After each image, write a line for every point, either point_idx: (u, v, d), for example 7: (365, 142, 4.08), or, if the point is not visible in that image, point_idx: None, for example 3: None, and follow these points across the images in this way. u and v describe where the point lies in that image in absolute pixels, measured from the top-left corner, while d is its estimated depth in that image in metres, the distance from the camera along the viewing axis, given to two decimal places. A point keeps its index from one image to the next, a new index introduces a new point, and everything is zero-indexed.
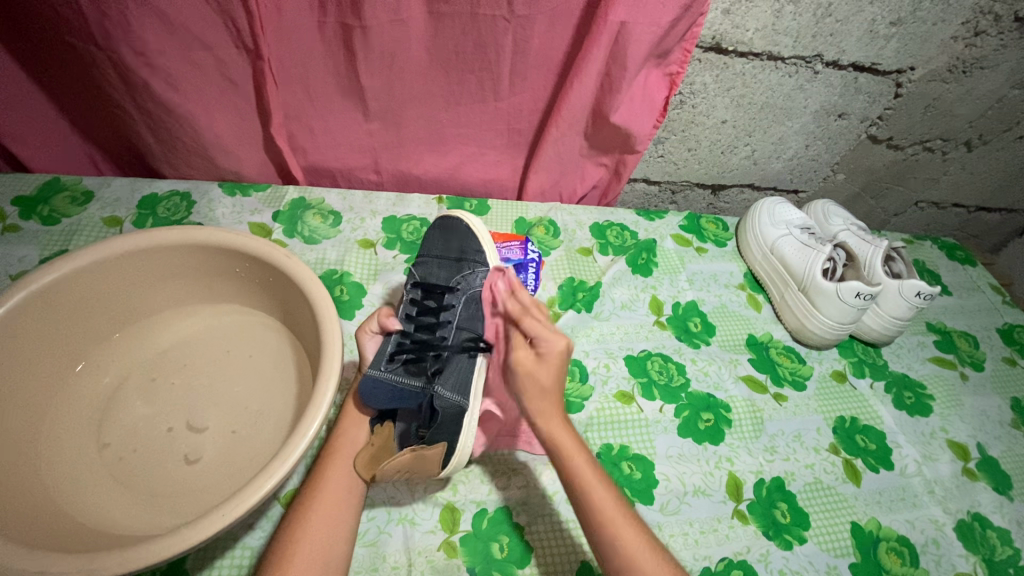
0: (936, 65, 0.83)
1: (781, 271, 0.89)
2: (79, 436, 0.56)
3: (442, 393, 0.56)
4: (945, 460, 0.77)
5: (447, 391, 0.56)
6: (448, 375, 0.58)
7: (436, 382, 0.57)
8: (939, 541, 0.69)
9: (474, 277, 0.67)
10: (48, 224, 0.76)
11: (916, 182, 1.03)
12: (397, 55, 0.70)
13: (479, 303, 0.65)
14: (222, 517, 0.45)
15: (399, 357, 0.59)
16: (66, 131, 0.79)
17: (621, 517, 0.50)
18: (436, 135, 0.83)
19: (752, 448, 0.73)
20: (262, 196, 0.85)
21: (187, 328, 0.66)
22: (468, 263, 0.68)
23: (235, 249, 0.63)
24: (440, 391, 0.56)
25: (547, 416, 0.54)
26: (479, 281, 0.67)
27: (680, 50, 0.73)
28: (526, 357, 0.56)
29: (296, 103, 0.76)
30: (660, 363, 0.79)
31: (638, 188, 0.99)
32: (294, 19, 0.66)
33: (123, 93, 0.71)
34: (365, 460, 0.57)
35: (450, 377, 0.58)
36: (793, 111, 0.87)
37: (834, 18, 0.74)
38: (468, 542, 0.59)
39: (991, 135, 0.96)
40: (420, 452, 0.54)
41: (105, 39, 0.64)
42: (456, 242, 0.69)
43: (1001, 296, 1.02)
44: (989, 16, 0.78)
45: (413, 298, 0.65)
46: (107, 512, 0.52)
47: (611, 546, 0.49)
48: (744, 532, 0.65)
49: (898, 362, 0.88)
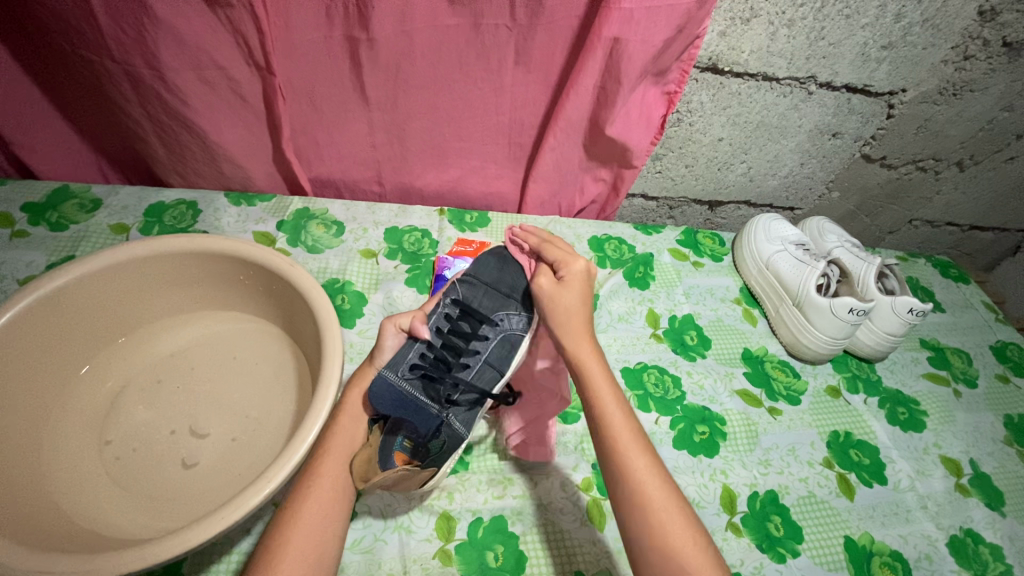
0: (927, 88, 0.86)
1: (776, 286, 0.90)
2: (81, 438, 0.57)
3: (449, 417, 0.58)
4: (938, 475, 0.78)
5: (455, 421, 0.58)
6: (458, 406, 0.59)
7: (449, 410, 0.58)
8: (932, 557, 0.70)
9: (514, 320, 0.64)
10: (56, 230, 0.77)
11: (910, 200, 1.05)
12: (402, 70, 0.72)
13: (511, 346, 0.63)
14: (222, 519, 0.46)
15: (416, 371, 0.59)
16: (77, 140, 0.81)
17: (636, 447, 0.51)
18: (439, 148, 0.84)
19: (746, 460, 0.73)
20: (267, 205, 0.87)
21: (190, 334, 0.67)
22: (513, 303, 0.66)
23: (239, 257, 0.65)
24: (447, 420, 0.58)
25: (579, 346, 0.56)
26: (517, 325, 0.64)
27: (678, 70, 0.76)
28: (547, 283, 0.61)
29: (303, 116, 0.78)
30: (656, 376, 0.79)
31: (636, 203, 1.01)
32: (303, 34, 0.68)
33: (135, 104, 0.73)
34: (360, 464, 0.56)
35: (460, 411, 0.59)
36: (788, 130, 0.89)
37: (827, 41, 0.76)
38: (463, 551, 0.60)
39: (983, 156, 0.98)
40: (413, 474, 0.55)
41: (118, 53, 0.66)
42: (509, 279, 0.67)
43: (994, 314, 1.03)
44: (978, 41, 0.80)
45: (448, 315, 0.64)
46: (105, 514, 0.53)
47: (627, 471, 0.50)
48: (738, 544, 0.65)
49: (892, 378, 0.89)
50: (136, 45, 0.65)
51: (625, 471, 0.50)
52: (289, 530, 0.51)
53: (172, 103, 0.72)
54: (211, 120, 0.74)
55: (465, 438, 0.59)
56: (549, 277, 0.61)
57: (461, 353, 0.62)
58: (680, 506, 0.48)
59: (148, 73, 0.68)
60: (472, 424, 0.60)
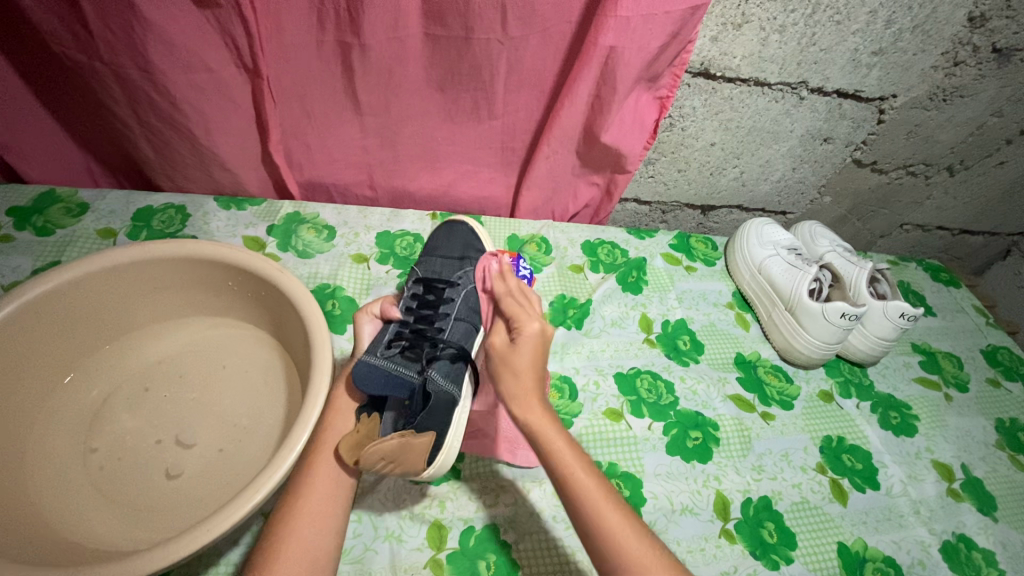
0: (917, 93, 0.86)
1: (768, 291, 0.90)
2: (65, 447, 0.56)
3: (431, 375, 0.58)
4: (930, 480, 0.78)
5: (439, 373, 0.58)
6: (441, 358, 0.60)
7: (431, 366, 0.59)
8: (924, 562, 0.70)
9: (472, 273, 0.72)
10: (42, 235, 0.76)
11: (901, 205, 1.06)
12: (394, 74, 0.72)
13: (477, 296, 0.70)
14: (208, 532, 0.45)
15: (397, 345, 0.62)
16: (64, 144, 0.80)
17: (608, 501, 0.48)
18: (432, 153, 0.84)
19: (740, 466, 0.73)
20: (257, 210, 0.86)
21: (178, 341, 0.66)
22: (470, 260, 0.74)
23: (228, 262, 0.64)
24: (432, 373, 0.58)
25: (530, 411, 0.51)
26: (475, 277, 0.72)
27: (670, 75, 0.76)
28: (501, 342, 0.57)
29: (294, 119, 0.77)
30: (649, 381, 0.79)
31: (629, 208, 1.01)
32: (294, 38, 0.68)
33: (123, 107, 0.72)
34: (349, 446, 0.54)
35: (443, 364, 0.60)
36: (780, 135, 0.89)
37: (818, 47, 0.76)
38: (454, 560, 0.59)
39: (973, 161, 0.98)
40: (408, 439, 0.50)
41: (106, 56, 0.65)
42: (460, 242, 0.76)
43: (984, 318, 1.04)
44: (967, 47, 0.80)
45: (415, 293, 0.70)
46: (89, 526, 0.52)
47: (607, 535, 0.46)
48: (732, 551, 0.65)
49: (884, 382, 0.89)
50: (125, 48, 0.64)
51: (603, 536, 0.46)
52: (279, 541, 0.51)
53: (161, 107, 0.71)
54: (201, 124, 0.74)
55: (456, 394, 0.58)
56: (504, 337, 0.57)
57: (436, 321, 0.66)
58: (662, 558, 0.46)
59: (136, 77, 0.67)
60: (461, 380, 0.61)
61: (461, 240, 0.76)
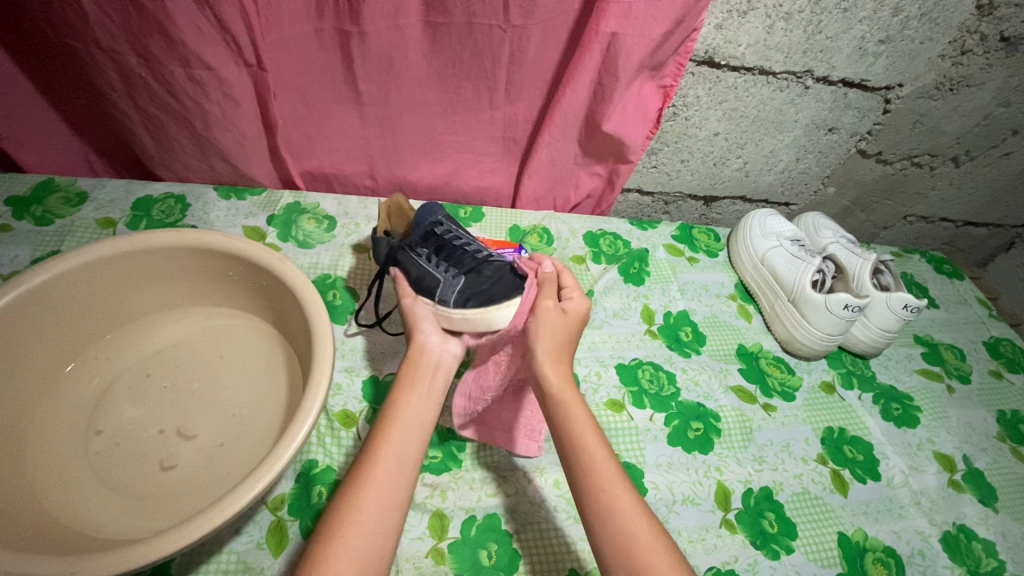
0: (923, 83, 0.85)
1: (771, 282, 0.90)
2: (69, 434, 0.56)
3: (450, 282, 0.63)
4: (931, 471, 0.78)
5: (453, 292, 0.62)
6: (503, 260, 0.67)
7: (495, 262, 0.66)
8: (925, 552, 0.70)
9: (511, 273, 0.64)
10: (41, 224, 0.76)
11: (905, 196, 1.05)
12: (394, 61, 0.71)
13: (506, 284, 0.62)
14: (209, 520, 0.45)
15: (447, 227, 0.71)
16: (63, 132, 0.79)
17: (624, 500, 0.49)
18: (433, 143, 0.83)
19: (741, 457, 0.73)
20: (257, 200, 0.86)
21: (180, 330, 0.66)
22: (505, 277, 0.63)
23: (228, 252, 0.64)
24: (504, 267, 0.65)
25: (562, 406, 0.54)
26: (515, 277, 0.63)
27: (675, 63, 0.75)
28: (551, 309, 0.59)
29: (293, 109, 0.77)
30: (651, 372, 0.79)
31: (631, 198, 1.00)
32: (293, 26, 0.67)
33: (120, 95, 0.71)
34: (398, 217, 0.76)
35: (485, 280, 0.63)
36: (784, 125, 0.88)
37: (824, 34, 0.75)
38: (456, 549, 0.59)
39: (978, 151, 0.97)
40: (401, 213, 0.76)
41: (105, 41, 0.64)
42: (506, 279, 0.63)
43: (987, 310, 1.04)
44: (975, 36, 0.79)
45: (454, 246, 0.68)
46: (92, 514, 0.52)
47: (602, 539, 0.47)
48: (732, 541, 0.65)
49: (887, 374, 0.89)
50: (125, 35, 0.64)
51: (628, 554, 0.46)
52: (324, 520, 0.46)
53: (160, 95, 0.70)
54: (200, 115, 0.73)
55: (432, 295, 0.63)
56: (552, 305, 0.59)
57: (457, 239, 0.69)
58: (667, 546, 0.46)
59: (136, 64, 0.67)
60: (423, 284, 0.64)
61: (510, 282, 0.63)
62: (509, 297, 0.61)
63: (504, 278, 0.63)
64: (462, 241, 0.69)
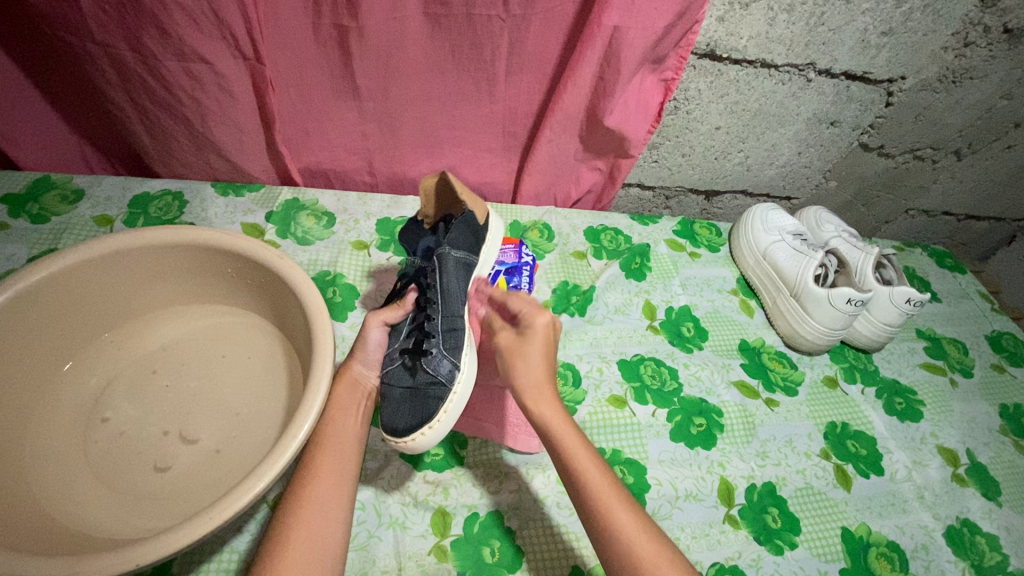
0: (926, 75, 0.85)
1: (773, 277, 0.89)
2: (68, 434, 0.56)
3: (392, 350, 0.62)
4: (934, 465, 0.78)
5: (391, 369, 0.61)
6: (435, 363, 0.58)
7: (424, 360, 0.59)
8: (928, 547, 0.70)
9: (426, 399, 0.57)
10: (37, 222, 0.75)
11: (907, 189, 1.05)
12: (392, 54, 0.70)
13: (410, 409, 0.57)
14: (210, 520, 0.44)
15: (434, 276, 0.62)
16: (59, 129, 0.79)
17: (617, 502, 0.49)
18: (432, 138, 0.82)
19: (744, 452, 0.73)
20: (255, 196, 0.85)
21: (180, 327, 0.66)
22: (420, 403, 0.57)
23: (226, 249, 0.63)
24: (421, 377, 0.58)
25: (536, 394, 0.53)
26: (426, 408, 0.56)
27: (676, 56, 0.74)
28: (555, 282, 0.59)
29: (292, 104, 0.76)
30: (653, 368, 0.79)
31: (632, 193, 1.00)
32: (290, 19, 0.66)
33: (117, 91, 0.70)
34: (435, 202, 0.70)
35: (406, 377, 0.59)
36: (786, 119, 0.88)
37: (826, 27, 0.75)
38: (458, 546, 0.59)
39: (980, 145, 0.97)
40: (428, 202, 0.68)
41: (100, 35, 0.63)
42: (418, 405, 0.57)
43: (990, 304, 1.03)
44: (978, 28, 0.79)
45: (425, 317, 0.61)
46: (92, 515, 0.51)
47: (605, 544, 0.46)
48: (736, 537, 0.65)
49: (889, 368, 0.89)
50: (118, 28, 0.63)
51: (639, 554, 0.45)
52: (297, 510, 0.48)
53: (156, 91, 0.70)
54: (196, 110, 0.72)
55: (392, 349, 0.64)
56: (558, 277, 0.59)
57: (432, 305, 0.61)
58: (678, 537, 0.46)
59: (130, 58, 0.66)
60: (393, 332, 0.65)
61: (415, 411, 0.57)
62: (398, 430, 0.56)
63: (417, 402, 0.57)
64: (430, 309, 0.61)
